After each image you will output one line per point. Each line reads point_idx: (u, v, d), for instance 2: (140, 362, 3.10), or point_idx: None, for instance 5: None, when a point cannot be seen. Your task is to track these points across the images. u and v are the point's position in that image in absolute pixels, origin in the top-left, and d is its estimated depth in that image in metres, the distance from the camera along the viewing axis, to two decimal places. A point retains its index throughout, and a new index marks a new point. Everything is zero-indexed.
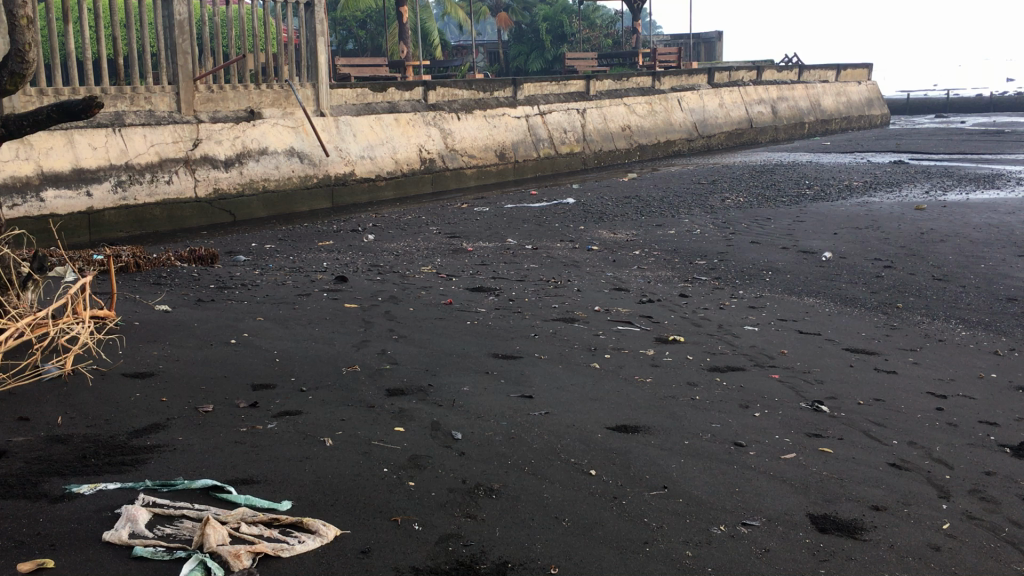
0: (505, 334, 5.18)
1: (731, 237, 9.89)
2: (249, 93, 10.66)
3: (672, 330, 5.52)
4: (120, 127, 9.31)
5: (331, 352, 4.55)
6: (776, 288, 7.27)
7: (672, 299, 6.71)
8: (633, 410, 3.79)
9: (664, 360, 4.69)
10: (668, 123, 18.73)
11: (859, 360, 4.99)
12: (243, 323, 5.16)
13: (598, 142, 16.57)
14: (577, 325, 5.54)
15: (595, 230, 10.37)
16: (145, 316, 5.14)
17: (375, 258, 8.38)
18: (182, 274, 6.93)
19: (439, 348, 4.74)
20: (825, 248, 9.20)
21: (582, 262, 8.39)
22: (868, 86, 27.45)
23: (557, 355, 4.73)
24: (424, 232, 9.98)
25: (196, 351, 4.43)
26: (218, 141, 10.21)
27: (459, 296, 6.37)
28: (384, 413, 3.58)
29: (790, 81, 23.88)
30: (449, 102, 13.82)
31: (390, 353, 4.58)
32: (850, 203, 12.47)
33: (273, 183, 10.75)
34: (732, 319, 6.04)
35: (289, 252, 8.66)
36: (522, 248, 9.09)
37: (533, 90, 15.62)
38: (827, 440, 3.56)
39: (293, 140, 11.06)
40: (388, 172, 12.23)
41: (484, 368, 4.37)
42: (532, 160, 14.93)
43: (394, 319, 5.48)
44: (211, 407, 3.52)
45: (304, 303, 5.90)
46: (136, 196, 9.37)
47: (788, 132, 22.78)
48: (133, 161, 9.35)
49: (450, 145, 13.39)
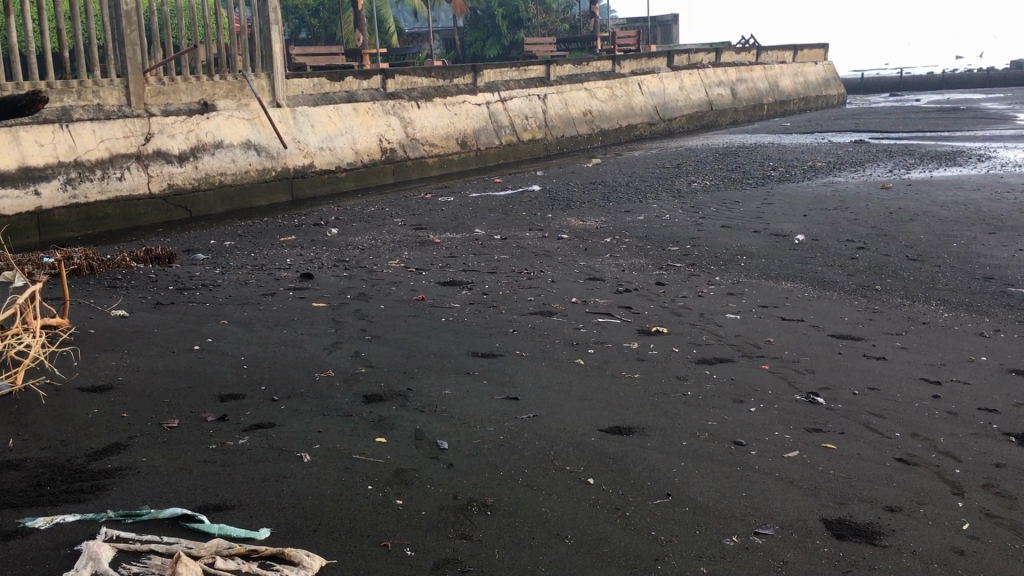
0: (483, 330, 4.99)
1: (701, 222, 9.77)
2: (201, 85, 10.32)
3: (652, 321, 5.37)
4: (68, 122, 8.94)
5: (301, 356, 4.32)
6: (752, 273, 7.15)
7: (648, 288, 6.56)
8: (624, 410, 3.62)
9: (650, 354, 4.52)
10: (629, 107, 18.59)
11: (846, 346, 4.87)
12: (205, 327, 4.90)
13: (560, 128, 16.39)
14: (555, 318, 5.36)
15: (563, 218, 10.19)
16: (99, 323, 4.86)
17: (340, 253, 8.12)
18: (137, 275, 6.63)
19: (415, 349, 4.53)
20: (797, 230, 9.11)
21: (553, 251, 8.21)
22: (824, 66, 27.53)
23: (538, 352, 4.53)
24: (389, 224, 9.73)
25: (157, 359, 4.17)
26: (171, 135, 9.86)
27: (430, 291, 6.15)
28: (363, 422, 3.36)
29: (748, 62, 23.87)
30: (409, 90, 13.54)
31: (364, 355, 4.36)
32: (815, 184, 12.42)
33: (230, 177, 10.40)
34: (712, 307, 5.89)
35: (249, 249, 8.37)
36: (490, 238, 8.88)
37: (493, 76, 15.38)
38: (829, 435, 3.41)
39: (249, 132, 10.72)
40: (348, 163, 11.93)
41: (464, 369, 4.17)
42: (495, 147, 14.70)
43: (365, 318, 5.25)
44: (176, 423, 3.27)
45: (269, 303, 5.65)
46: (87, 194, 9.00)
47: (748, 114, 22.78)
48: (83, 158, 8.98)
49: (411, 134, 13.11)
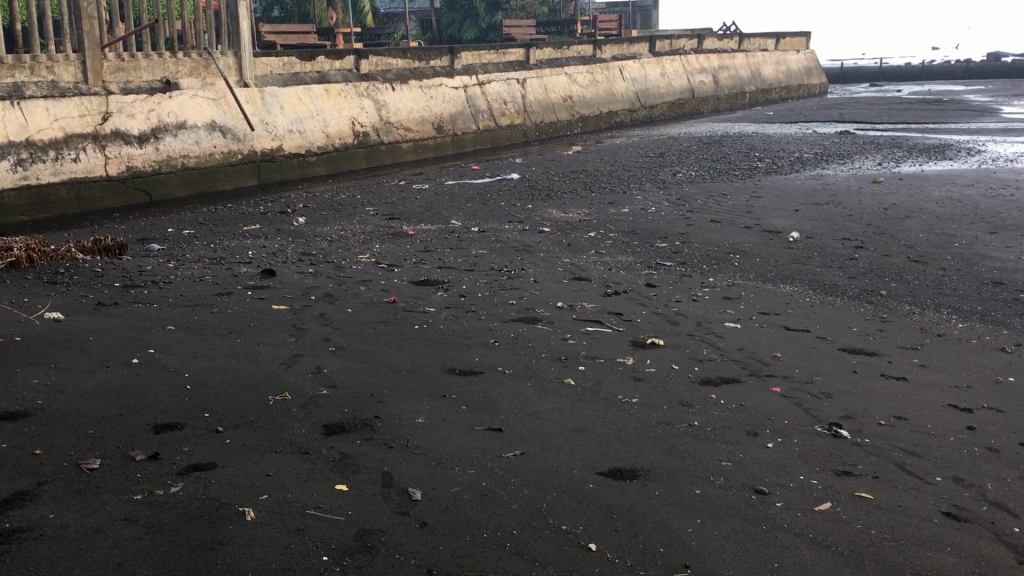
0: (461, 342, 4.49)
1: (689, 216, 9.32)
2: (164, 62, 9.69)
3: (647, 331, 4.90)
4: (18, 99, 8.31)
5: (254, 372, 3.79)
6: (748, 275, 6.71)
7: (638, 290, 6.10)
8: (624, 447, 3.14)
9: (648, 374, 4.05)
10: (610, 93, 18.09)
11: (862, 364, 4.42)
12: (149, 335, 4.35)
13: (539, 113, 15.86)
14: (540, 327, 4.88)
15: (544, 209, 9.70)
16: (28, 330, 4.29)
17: (307, 245, 7.59)
18: (83, 269, 6.06)
19: (385, 364, 4.02)
20: (790, 227, 8.68)
21: (534, 247, 7.72)
22: (806, 54, 27.14)
23: (524, 369, 4.05)
24: (360, 214, 9.19)
25: (87, 377, 3.63)
26: (130, 114, 9.23)
27: (402, 292, 5.64)
28: (321, 462, 2.86)
29: (730, 49, 23.43)
30: (383, 71, 12.95)
31: (326, 372, 3.84)
32: (804, 177, 12.02)
33: (192, 159, 9.78)
34: (708, 314, 5.44)
35: (209, 240, 7.82)
36: (468, 231, 8.38)
37: (471, 59, 14.81)
38: (861, 479, 2.96)
39: (214, 113, 10.10)
40: (319, 147, 11.33)
41: (440, 391, 3.67)
42: (472, 132, 14.15)
43: (330, 325, 4.73)
44: (97, 464, 2.75)
45: (224, 305, 5.11)
46: (39, 175, 8.38)
47: (730, 102, 22.36)
48: (35, 137, 8.36)
49: (385, 117, 12.54)
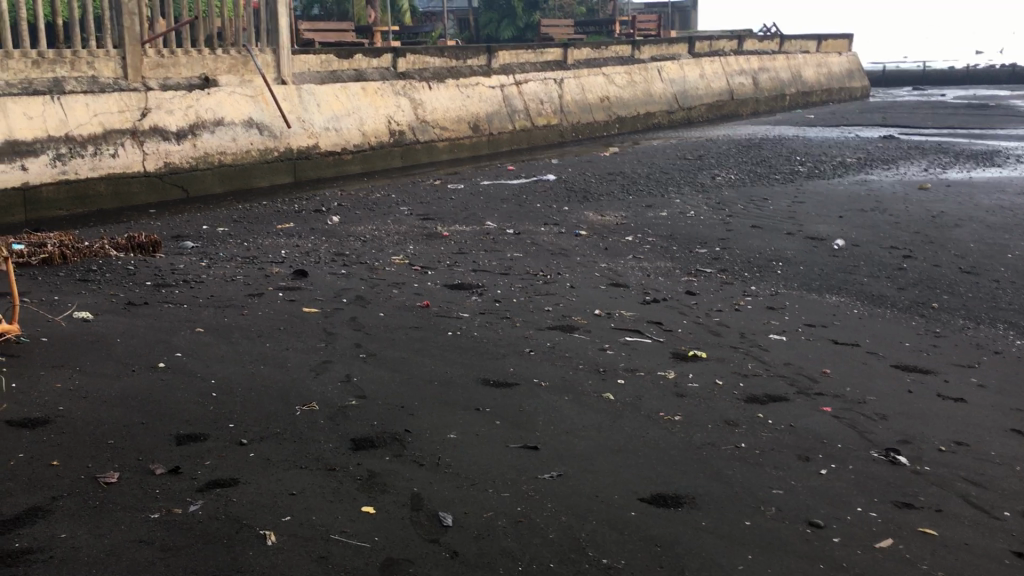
0: (496, 351, 4.33)
1: (729, 221, 9.10)
2: (203, 58, 9.65)
3: (689, 343, 4.72)
4: (59, 94, 8.31)
5: (282, 380, 3.67)
6: (793, 285, 6.50)
7: (679, 298, 5.91)
8: (667, 470, 2.98)
9: (691, 390, 3.87)
10: (648, 94, 17.85)
11: (917, 383, 4.21)
12: (178, 337, 4.25)
13: (576, 114, 15.67)
14: (579, 336, 4.71)
15: (581, 212, 9.52)
16: (57, 331, 4.21)
17: (341, 245, 7.48)
18: (116, 267, 5.99)
19: (418, 373, 3.88)
20: (835, 234, 8.43)
21: (571, 250, 7.56)
22: (849, 57, 26.67)
23: (561, 381, 3.89)
24: (395, 213, 9.08)
25: (112, 381, 3.52)
26: (169, 111, 9.19)
27: (437, 296, 5.51)
28: (348, 480, 2.72)
29: (771, 51, 23.07)
30: (420, 70, 12.84)
31: (356, 381, 3.71)
32: (847, 182, 11.73)
33: (229, 156, 9.73)
34: (753, 325, 5.24)
35: (244, 238, 7.74)
36: (504, 233, 8.23)
37: (508, 58, 14.65)
38: (923, 513, 2.80)
39: (251, 110, 10.04)
40: (354, 145, 11.24)
41: (473, 403, 3.52)
42: (508, 132, 13.99)
43: (362, 330, 4.60)
44: (115, 478, 2.64)
45: (255, 307, 5.00)
46: (77, 170, 8.37)
47: (770, 105, 22.01)
48: (74, 132, 8.35)
49: (421, 116, 12.43)
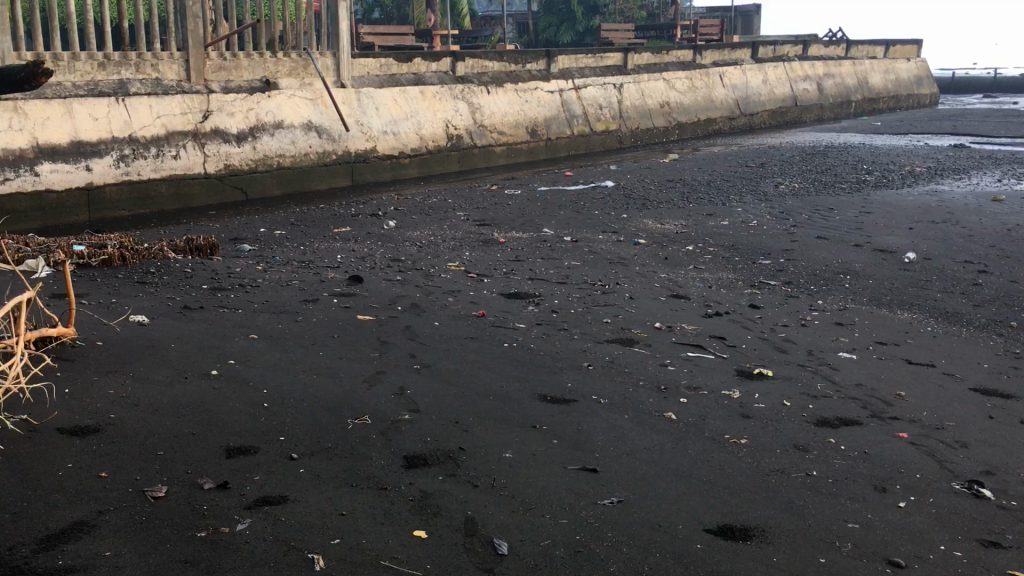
0: (553, 365, 4.20)
1: (793, 231, 8.86)
2: (264, 61, 9.70)
3: (754, 360, 4.54)
4: (123, 96, 8.41)
5: (335, 391, 3.59)
6: (861, 299, 6.26)
7: (743, 312, 5.72)
8: (734, 498, 2.83)
9: (758, 410, 3.70)
10: (709, 99, 17.57)
11: (998, 408, 3.99)
12: (232, 344, 4.20)
13: (635, 119, 15.47)
14: (639, 350, 4.57)
15: (640, 220, 9.35)
16: (112, 335, 4.18)
17: (397, 250, 7.42)
18: (174, 269, 6.00)
19: (473, 387, 3.78)
20: (905, 247, 8.14)
21: (630, 259, 7.39)
22: (916, 63, 26.00)
23: (621, 398, 3.75)
24: (451, 218, 9.01)
25: (164, 389, 3.47)
26: (230, 113, 9.25)
27: (493, 305, 5.40)
28: (399, 501, 2.63)
29: (837, 56, 22.59)
30: (479, 74, 12.77)
31: (409, 394, 3.61)
32: (916, 192, 11.37)
33: (288, 159, 9.75)
34: (821, 342, 5.04)
35: (300, 241, 7.74)
36: (561, 240, 8.10)
37: (568, 63, 14.52)
38: (1013, 553, 2.62)
39: (311, 113, 10.06)
40: (412, 149, 11.22)
41: (529, 421, 3.40)
42: (566, 137, 13.85)
43: (417, 339, 4.51)
44: (163, 492, 2.57)
45: (309, 314, 4.95)
46: (140, 172, 8.45)
47: (834, 111, 21.54)
48: (137, 134, 8.44)
49: (479, 120, 12.37)
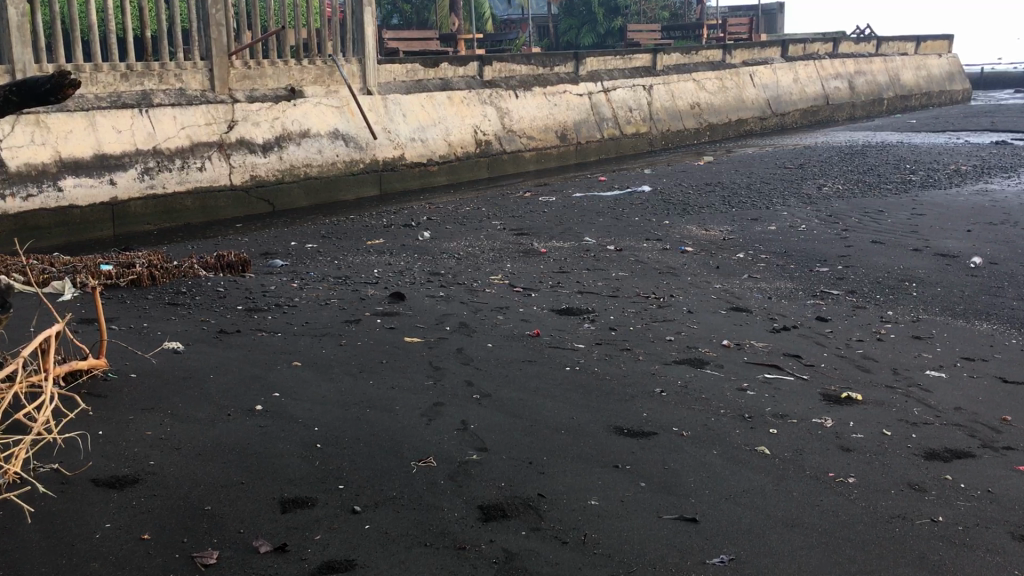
0: (622, 391, 3.86)
1: (845, 235, 8.47)
2: (289, 70, 9.42)
3: (837, 381, 4.17)
4: (147, 107, 8.16)
5: (391, 428, 3.27)
6: (933, 309, 5.88)
7: (809, 325, 5.35)
8: (858, 555, 2.49)
9: (857, 442, 3.34)
10: (739, 100, 17.16)
11: None
12: (272, 374, 3.89)
13: (665, 122, 15.10)
14: (709, 372, 4.22)
15: (682, 226, 8.99)
16: (144, 366, 3.90)
17: (434, 263, 7.10)
18: (204, 288, 5.71)
19: (540, 420, 3.45)
20: (968, 250, 7.74)
21: (679, 269, 7.04)
22: (948, 58, 25.45)
23: (705, 430, 3.40)
24: (486, 228, 8.69)
25: (205, 430, 3.18)
26: (256, 123, 8.98)
27: (544, 323, 5.06)
28: (482, 566, 2.32)
29: (867, 53, 22.09)
30: (506, 78, 12.44)
31: (473, 429, 3.29)
32: (965, 192, 10.93)
33: (316, 168, 9.46)
34: (902, 358, 4.66)
35: (333, 255, 7.44)
36: (604, 250, 7.75)
37: (596, 65, 14.16)
38: None
39: (338, 121, 9.76)
40: (441, 156, 10.91)
41: (610, 460, 3.07)
42: (596, 141, 13.50)
43: (469, 364, 4.19)
44: (217, 558, 2.29)
45: (353, 336, 4.63)
46: (166, 184, 8.19)
47: (866, 110, 21.05)
48: (162, 146, 8.19)
49: (508, 126, 12.05)
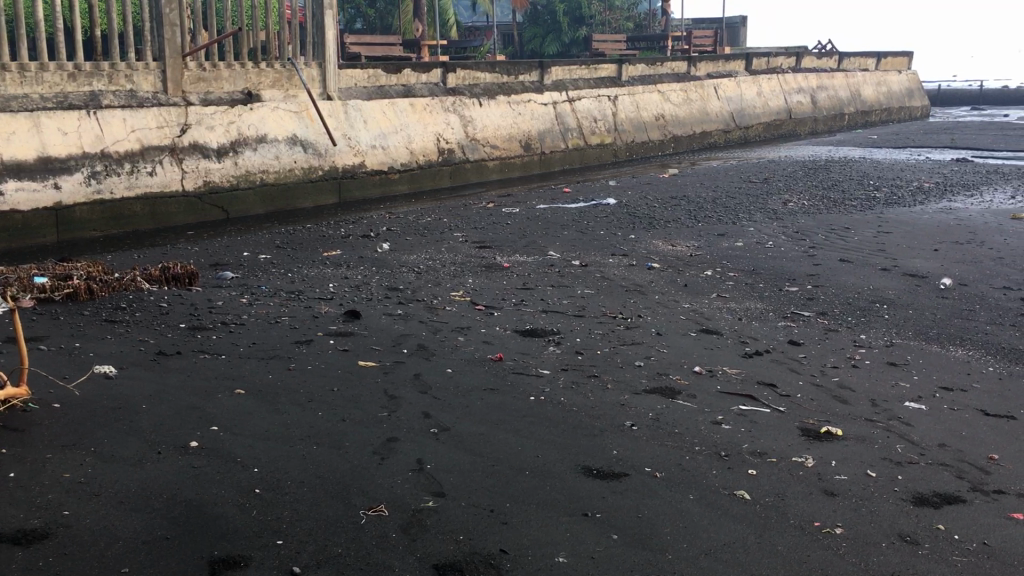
0: (590, 425, 3.60)
1: (813, 253, 8.32)
2: (246, 72, 9.07)
3: (817, 414, 3.96)
4: (95, 109, 7.77)
5: (340, 471, 3.00)
6: (907, 333, 5.71)
7: (783, 350, 5.14)
8: None
9: (843, 486, 3.13)
10: (703, 112, 17.07)
11: None
12: (213, 404, 3.59)
13: (630, 132, 14.94)
14: (683, 403, 3.98)
15: (648, 240, 8.79)
16: (71, 397, 3.59)
17: (393, 277, 6.81)
18: (147, 303, 5.37)
19: (503, 459, 3.19)
20: (937, 270, 7.61)
21: (647, 287, 6.81)
22: (907, 75, 25.66)
23: (680, 471, 3.17)
24: (448, 240, 8.41)
25: (135, 475, 2.89)
26: (210, 127, 8.63)
27: (508, 346, 4.80)
28: None
29: (829, 68, 22.17)
30: (470, 86, 12.18)
31: (430, 471, 3.03)
32: (930, 210, 10.87)
33: (271, 175, 9.12)
34: (881, 387, 4.47)
35: (287, 267, 7.11)
36: (569, 265, 7.51)
37: (561, 74, 13.95)
38: None
39: (296, 126, 9.42)
40: (402, 164, 10.61)
41: (579, 507, 2.83)
42: (560, 151, 13.28)
43: (428, 392, 3.91)
44: None
45: (304, 360, 4.34)
46: (113, 189, 7.81)
47: (828, 124, 21.10)
48: (110, 149, 7.81)
49: (471, 134, 11.78)
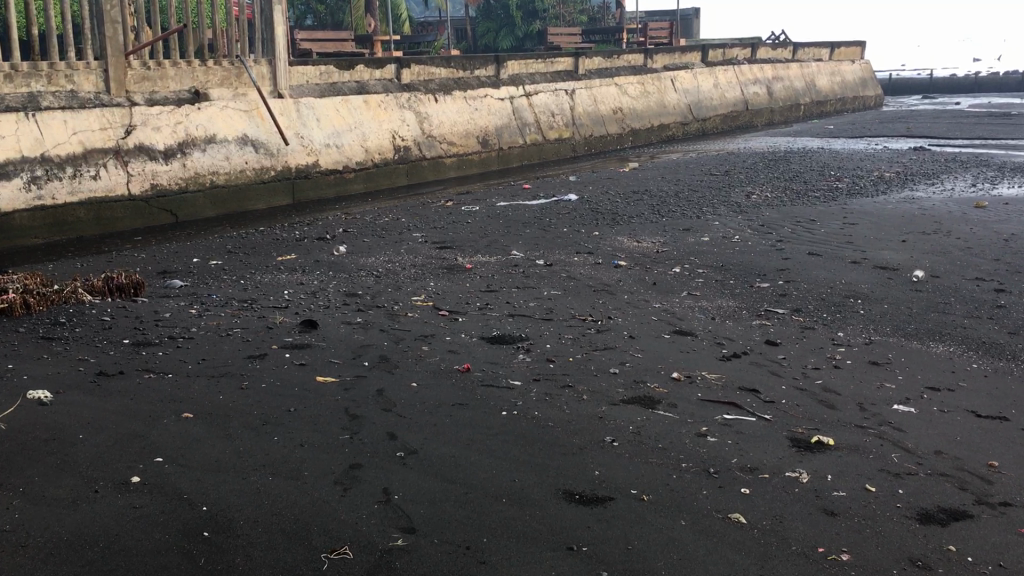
0: (568, 442, 3.36)
1: (781, 247, 8.16)
2: (193, 71, 8.68)
3: (806, 421, 3.75)
4: (34, 111, 7.35)
5: (300, 506, 2.72)
6: (885, 329, 5.55)
7: (762, 351, 4.94)
8: None
9: (844, 504, 2.92)
10: (661, 105, 16.92)
11: None
12: (159, 432, 3.29)
13: (588, 127, 14.73)
14: (664, 414, 3.74)
15: (613, 237, 8.57)
16: (3, 430, 3.26)
17: (351, 283, 6.51)
18: (89, 317, 5.02)
19: (476, 485, 2.93)
20: (908, 262, 7.49)
21: (615, 287, 6.59)
22: (860, 64, 25.78)
23: (669, 492, 2.93)
24: (407, 241, 8.12)
25: (71, 520, 2.60)
26: (156, 128, 8.24)
27: (476, 355, 4.53)
28: None
29: (784, 59, 22.16)
30: (425, 81, 11.86)
31: (398, 503, 2.76)
32: (892, 199, 10.81)
33: (222, 177, 8.74)
34: (867, 390, 4.29)
35: (239, 274, 6.77)
36: (533, 265, 7.26)
37: (518, 68, 13.68)
38: None
39: (246, 126, 9.05)
40: (357, 163, 10.27)
41: (563, 539, 2.59)
42: (518, 147, 13.04)
43: (393, 411, 3.63)
44: None
45: (258, 377, 4.04)
46: (55, 195, 7.41)
47: (784, 115, 21.10)
48: (51, 152, 7.40)
49: (428, 131, 11.47)
